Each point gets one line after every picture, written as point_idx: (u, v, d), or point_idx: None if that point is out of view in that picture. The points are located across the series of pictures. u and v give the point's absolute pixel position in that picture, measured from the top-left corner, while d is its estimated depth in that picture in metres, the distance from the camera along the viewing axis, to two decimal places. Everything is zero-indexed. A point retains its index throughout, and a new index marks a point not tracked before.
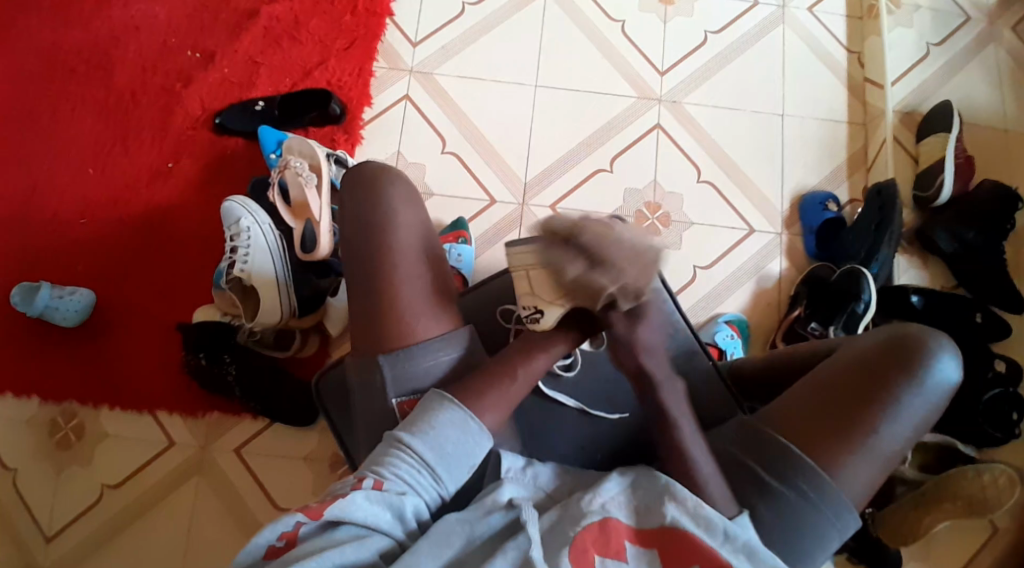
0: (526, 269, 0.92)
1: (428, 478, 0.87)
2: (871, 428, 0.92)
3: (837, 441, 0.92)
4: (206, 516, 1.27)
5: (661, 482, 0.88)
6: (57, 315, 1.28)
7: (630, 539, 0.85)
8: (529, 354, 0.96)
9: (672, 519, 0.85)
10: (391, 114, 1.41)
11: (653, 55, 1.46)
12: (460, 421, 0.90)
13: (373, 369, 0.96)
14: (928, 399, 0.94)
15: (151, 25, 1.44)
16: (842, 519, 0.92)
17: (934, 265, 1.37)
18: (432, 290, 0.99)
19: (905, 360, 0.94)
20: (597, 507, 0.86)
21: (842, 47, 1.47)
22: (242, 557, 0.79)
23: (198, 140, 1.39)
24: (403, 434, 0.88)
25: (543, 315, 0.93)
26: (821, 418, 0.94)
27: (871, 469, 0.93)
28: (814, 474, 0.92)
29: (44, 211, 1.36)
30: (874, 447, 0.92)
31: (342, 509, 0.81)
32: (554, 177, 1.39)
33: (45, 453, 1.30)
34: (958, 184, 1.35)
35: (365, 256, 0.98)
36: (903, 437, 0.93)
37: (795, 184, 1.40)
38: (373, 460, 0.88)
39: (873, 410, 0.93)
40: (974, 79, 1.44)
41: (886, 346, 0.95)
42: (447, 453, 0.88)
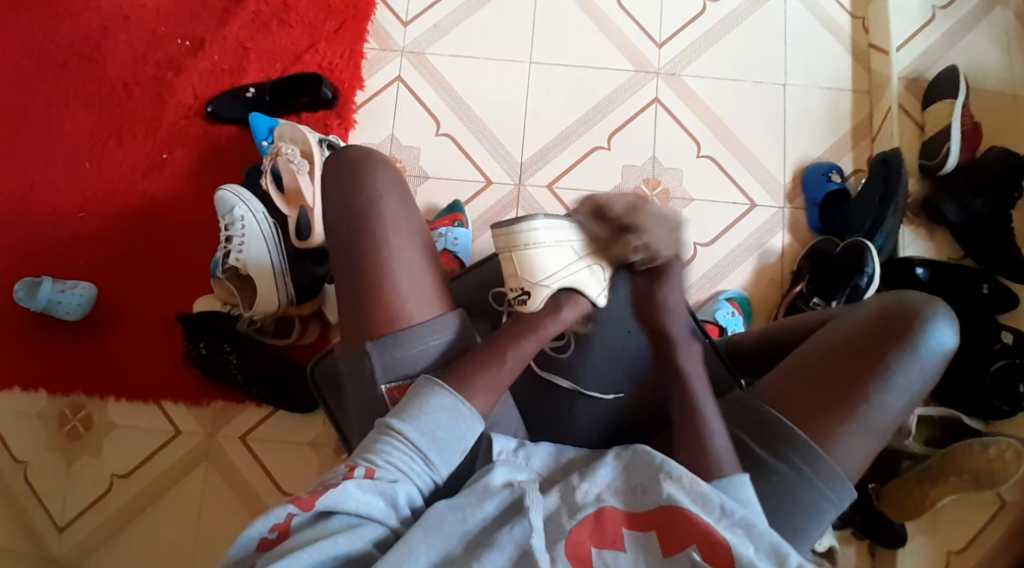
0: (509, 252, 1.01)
1: (421, 464, 0.88)
2: (864, 400, 0.91)
3: (831, 414, 0.92)
4: (214, 503, 1.30)
5: (655, 462, 0.87)
6: (60, 309, 1.30)
7: (627, 526, 0.84)
8: (516, 338, 0.97)
9: (668, 497, 0.84)
10: (384, 96, 1.39)
11: (650, 27, 1.42)
12: (451, 407, 0.90)
13: (364, 356, 0.96)
14: (923, 370, 0.93)
15: (140, 14, 1.42)
16: (837, 493, 0.91)
17: (941, 235, 1.34)
18: (420, 278, 0.98)
19: (899, 331, 0.93)
20: (591, 499, 0.86)
21: (846, 12, 1.43)
22: (236, 550, 0.79)
23: (191, 129, 1.38)
24: (393, 421, 0.89)
25: (530, 297, 1.00)
26: (816, 392, 0.93)
27: (865, 442, 0.92)
28: (808, 448, 0.91)
29: (42, 206, 1.36)
30: (866, 420, 0.91)
31: (334, 499, 0.81)
32: (551, 156, 1.37)
33: (56, 445, 1.32)
34: (964, 153, 1.31)
35: (351, 250, 0.97)
36: (899, 409, 0.92)
37: (799, 156, 1.38)
38: (364, 447, 0.89)
39: (866, 382, 0.92)
40: (983, 42, 1.39)
41: (878, 317, 0.95)
42: (437, 439, 0.89)
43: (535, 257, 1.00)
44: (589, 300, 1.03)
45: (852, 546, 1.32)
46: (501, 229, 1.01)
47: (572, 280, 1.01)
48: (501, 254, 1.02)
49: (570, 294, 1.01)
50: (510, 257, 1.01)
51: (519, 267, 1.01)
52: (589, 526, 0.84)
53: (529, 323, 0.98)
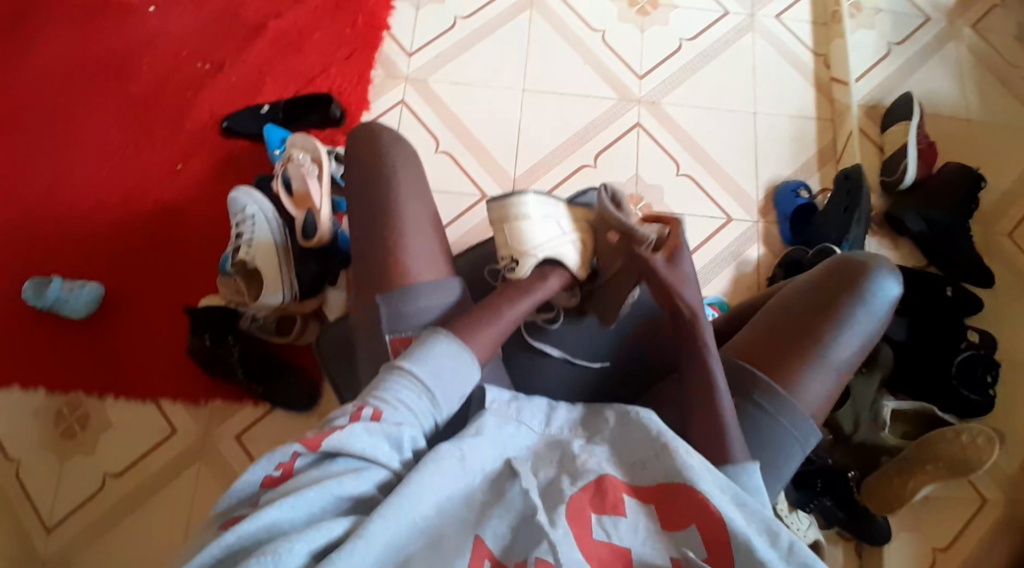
0: (501, 222, 1.03)
1: (425, 403, 0.89)
2: (819, 341, 0.96)
3: (790, 355, 0.96)
4: (206, 500, 1.31)
5: (655, 437, 0.88)
6: (67, 306, 1.35)
7: (627, 493, 0.85)
8: (512, 297, 0.99)
9: (670, 476, 0.86)
10: (388, 118, 1.49)
11: (632, 61, 1.55)
12: (454, 353, 0.92)
13: (369, 314, 0.99)
14: (873, 314, 0.98)
15: (162, 39, 1.53)
16: (800, 428, 0.94)
17: (904, 246, 1.44)
18: (424, 249, 0.99)
19: (847, 280, 0.98)
20: (593, 467, 0.87)
21: (809, 50, 1.57)
22: (243, 486, 0.83)
23: (206, 142, 1.47)
24: (400, 362, 0.91)
25: (518, 264, 1.02)
26: (777, 337, 0.97)
27: (826, 381, 0.95)
28: (772, 389, 0.94)
29: (57, 209, 1.42)
30: (825, 360, 0.95)
31: (341, 440, 0.84)
32: (543, 172, 1.47)
33: (50, 442, 1.34)
34: (922, 169, 1.43)
35: (364, 219, 1.01)
36: (852, 353, 0.96)
37: (770, 176, 1.49)
38: (371, 387, 0.90)
39: (821, 327, 0.96)
40: (934, 74, 1.54)
41: (828, 269, 1.00)
42: (442, 381, 0.91)
43: (521, 228, 1.02)
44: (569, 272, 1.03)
45: (840, 545, 1.34)
46: (496, 202, 1.03)
47: (554, 252, 1.02)
48: (493, 227, 1.04)
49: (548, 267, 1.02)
50: (502, 228, 1.03)
51: (509, 236, 1.02)
52: (590, 492, 0.84)
53: (520, 285, 1.01)
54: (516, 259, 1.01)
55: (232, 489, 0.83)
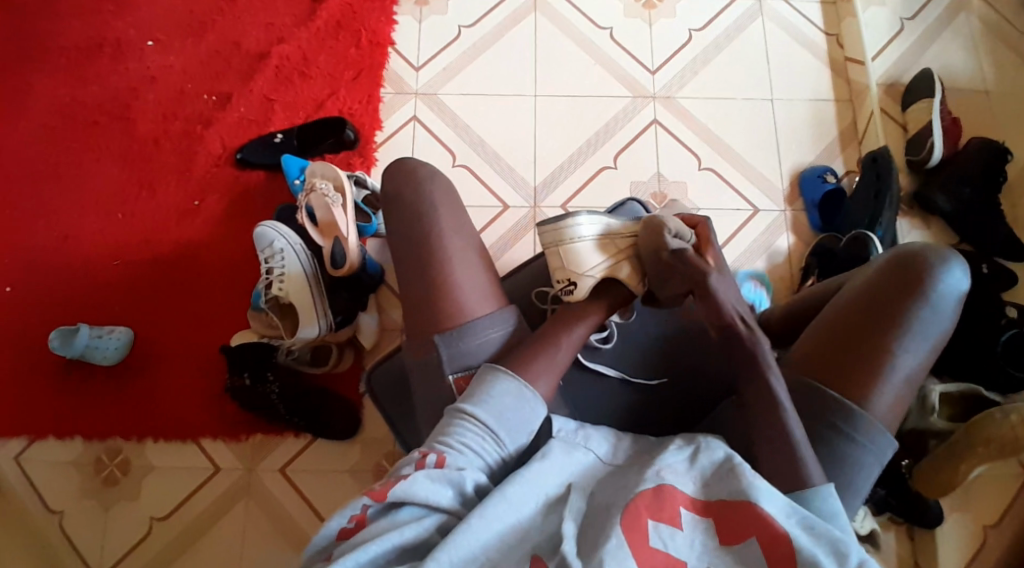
0: (555, 247, 1.03)
1: (491, 444, 0.89)
2: (887, 351, 0.95)
3: (858, 369, 0.96)
4: (255, 536, 1.30)
5: (724, 460, 0.87)
6: (97, 355, 1.33)
7: (685, 505, 0.84)
8: (568, 326, 0.99)
9: (733, 494, 0.84)
10: (402, 135, 1.47)
11: (642, 57, 1.52)
12: (516, 391, 0.92)
13: (414, 357, 0.98)
14: (939, 313, 0.96)
15: (165, 74, 1.50)
16: (877, 443, 0.94)
17: (936, 225, 1.43)
18: (475, 285, 0.99)
19: (909, 282, 0.97)
20: (652, 475, 0.86)
21: (821, 32, 1.54)
22: (319, 541, 0.83)
23: (220, 177, 1.45)
24: (464, 406, 0.90)
25: (577, 286, 1.02)
26: (843, 350, 0.97)
27: (897, 390, 0.95)
28: (846, 408, 0.94)
29: (78, 258, 1.41)
30: (894, 370, 0.95)
31: (405, 489, 0.83)
32: (564, 178, 1.45)
33: (93, 491, 1.33)
34: (948, 145, 1.41)
35: (404, 255, 1.00)
36: (921, 357, 0.96)
37: (793, 163, 1.47)
38: (436, 434, 0.90)
39: (888, 337, 0.95)
40: (949, 48, 1.51)
41: (887, 270, 0.99)
42: (506, 421, 0.90)
43: (576, 251, 1.03)
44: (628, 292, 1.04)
45: (892, 531, 1.34)
46: (548, 225, 1.05)
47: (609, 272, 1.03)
48: (548, 251, 1.05)
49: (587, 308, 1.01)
50: (556, 252, 1.04)
51: (563, 260, 1.03)
52: (648, 497, 0.83)
53: (576, 312, 1.01)
54: (574, 282, 1.02)
55: (307, 548, 0.84)
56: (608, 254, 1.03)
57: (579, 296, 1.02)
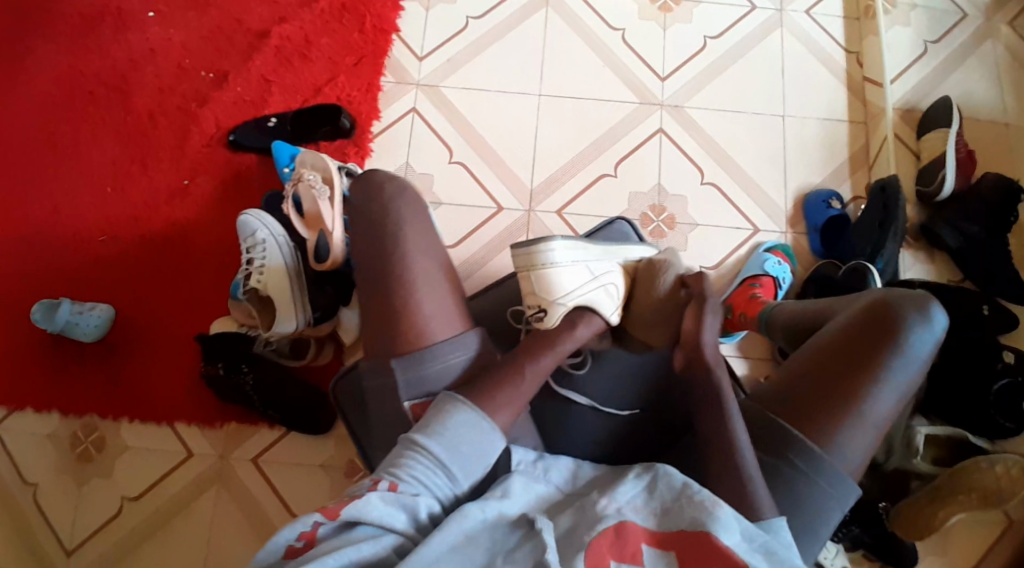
0: (527, 271, 1.05)
1: (442, 477, 0.89)
2: (859, 396, 0.93)
3: (828, 411, 0.93)
4: (224, 524, 1.30)
5: (678, 486, 0.88)
6: (78, 331, 1.31)
7: (646, 541, 0.84)
8: (534, 355, 0.98)
9: (691, 524, 0.85)
10: (400, 126, 1.44)
11: (654, 62, 1.47)
12: (474, 422, 0.91)
13: (382, 381, 0.97)
14: (915, 362, 0.94)
15: (164, 47, 1.47)
16: (839, 489, 0.92)
17: (940, 259, 1.38)
18: (437, 305, 0.99)
19: (883, 330, 0.95)
20: (613, 512, 0.86)
21: (840, 47, 1.49)
22: (264, 553, 0.81)
23: (212, 158, 1.42)
24: (418, 436, 0.90)
25: (545, 314, 1.04)
26: (814, 391, 0.94)
27: (865, 437, 0.93)
28: (808, 452, 0.92)
29: (65, 230, 1.39)
30: (864, 416, 0.93)
31: (359, 509, 0.82)
32: (562, 183, 1.41)
33: (67, 466, 1.32)
34: (960, 178, 1.35)
35: (368, 265, 1.00)
36: (889, 407, 0.94)
37: (799, 184, 1.42)
38: (389, 462, 0.90)
39: (857, 384, 0.93)
40: (972, 75, 1.45)
41: (867, 313, 0.97)
42: (461, 452, 0.90)
43: (551, 277, 1.04)
44: (603, 318, 1.05)
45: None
46: (521, 248, 1.05)
47: (586, 299, 1.04)
48: (519, 274, 1.06)
49: (585, 311, 1.04)
50: (528, 276, 1.06)
51: (536, 285, 1.04)
52: (609, 537, 0.83)
53: (545, 340, 1.00)
54: (543, 309, 1.03)
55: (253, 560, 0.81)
56: (583, 283, 1.05)
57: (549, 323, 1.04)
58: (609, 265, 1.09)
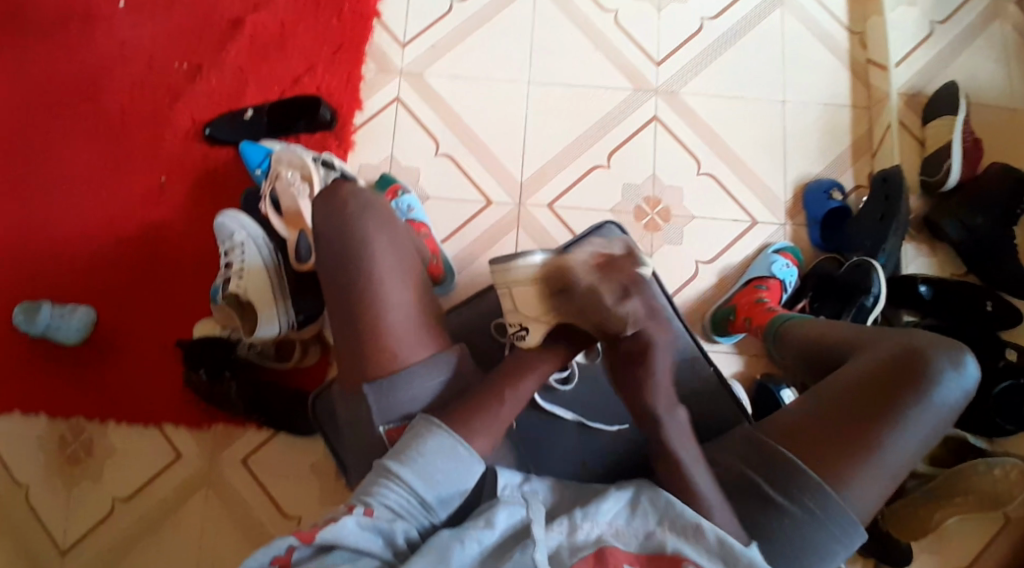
0: (507, 287, 0.98)
1: (417, 504, 0.86)
2: (877, 441, 0.91)
3: (843, 453, 0.91)
4: (216, 525, 1.28)
5: (662, 502, 0.87)
6: (60, 334, 1.29)
7: (630, 562, 0.83)
8: (513, 377, 0.96)
9: (673, 548, 0.84)
10: (383, 117, 1.39)
11: (648, 45, 1.42)
12: (449, 447, 0.89)
13: (360, 398, 0.95)
14: (938, 414, 0.92)
15: (139, 38, 1.43)
16: (847, 533, 0.90)
17: (943, 252, 1.34)
18: (416, 318, 0.97)
19: (911, 372, 0.93)
20: (592, 539, 0.83)
21: (843, 28, 1.43)
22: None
23: (192, 153, 1.39)
24: (392, 463, 0.87)
25: (529, 332, 0.98)
26: (830, 431, 0.92)
27: (880, 483, 0.91)
28: (819, 489, 0.90)
29: (44, 229, 1.36)
30: (881, 463, 0.90)
31: (334, 532, 0.80)
32: (552, 174, 1.37)
33: (55, 470, 1.30)
34: (966, 169, 1.30)
35: (337, 284, 0.97)
36: (912, 452, 0.91)
37: (798, 174, 1.37)
38: (363, 489, 0.87)
39: (881, 425, 0.91)
40: (979, 58, 1.40)
41: (894, 359, 0.95)
42: (437, 479, 0.87)
43: (536, 291, 0.97)
44: (598, 333, 1.00)
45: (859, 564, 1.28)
46: (499, 263, 0.98)
47: None
48: (498, 290, 0.99)
49: (576, 326, 0.98)
50: (508, 292, 0.99)
51: (519, 301, 0.97)
52: (591, 563, 0.81)
53: (522, 362, 0.97)
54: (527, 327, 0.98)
55: None
56: None
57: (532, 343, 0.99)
58: None
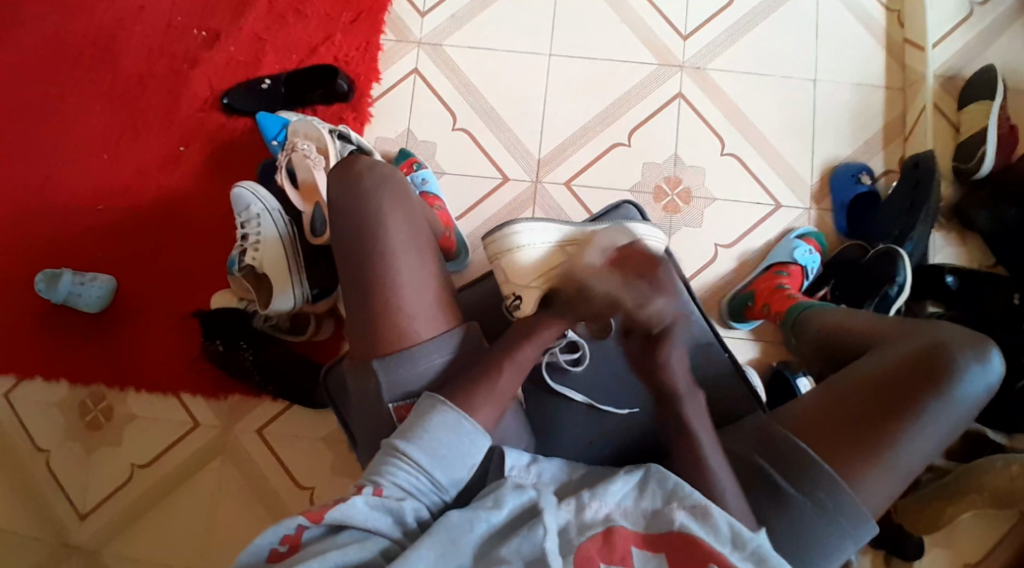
0: (499, 256, 1.06)
1: (427, 483, 0.86)
2: (892, 437, 0.89)
3: (857, 448, 0.89)
4: (231, 493, 1.30)
5: (669, 485, 0.85)
6: (80, 301, 1.30)
7: (637, 544, 0.82)
8: (515, 347, 0.96)
9: (681, 525, 0.83)
10: (402, 89, 1.37)
11: (675, 19, 1.37)
12: (454, 424, 0.89)
13: (369, 376, 0.95)
14: (956, 411, 0.90)
15: (156, 4, 1.41)
16: (858, 527, 0.88)
17: (972, 241, 1.30)
18: (430, 297, 0.96)
19: (931, 365, 0.91)
20: (600, 518, 0.83)
21: (880, 4, 1.37)
22: (246, 557, 0.79)
23: (208, 122, 1.38)
24: (398, 442, 0.87)
25: (522, 301, 1.04)
26: (845, 424, 0.91)
27: (893, 480, 0.89)
28: (830, 483, 0.89)
29: (64, 196, 1.37)
30: (896, 458, 0.89)
31: (343, 512, 0.81)
32: (571, 152, 1.34)
33: (76, 434, 1.33)
34: (1001, 155, 1.26)
35: (350, 262, 0.96)
36: (930, 447, 0.89)
37: (826, 156, 1.33)
38: (372, 468, 0.87)
39: (896, 421, 0.89)
40: (1022, 38, 1.34)
41: (914, 354, 0.92)
42: (443, 456, 0.87)
43: (523, 260, 1.04)
44: None
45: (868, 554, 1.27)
46: (490, 236, 1.07)
47: (563, 280, 1.03)
48: (491, 262, 1.07)
49: (565, 292, 1.02)
50: (500, 263, 1.07)
51: (509, 272, 1.05)
52: (598, 544, 0.81)
53: (524, 331, 0.98)
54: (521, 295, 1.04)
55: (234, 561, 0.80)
56: (561, 265, 1.04)
57: (526, 313, 1.04)
58: (591, 244, 1.08)
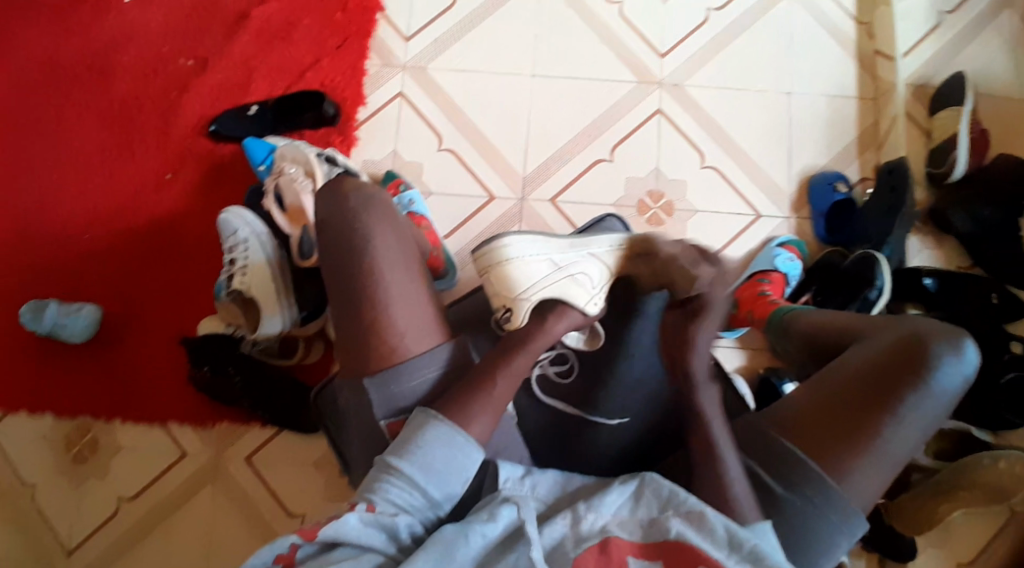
0: (488, 269, 1.07)
1: (420, 498, 0.86)
2: (876, 430, 0.90)
3: (843, 443, 0.90)
4: (221, 522, 1.28)
5: (664, 492, 0.85)
6: (65, 332, 1.28)
7: (634, 554, 0.82)
8: (506, 359, 0.96)
9: (676, 533, 0.82)
10: (387, 112, 1.38)
11: (653, 38, 1.41)
12: (447, 438, 0.88)
13: (362, 392, 0.94)
14: (937, 402, 0.91)
15: (141, 33, 1.42)
16: (849, 522, 0.89)
17: (949, 245, 1.33)
18: (420, 312, 0.96)
19: (911, 357, 0.92)
20: (596, 529, 0.83)
21: (850, 18, 1.42)
22: None
23: (193, 149, 1.38)
24: (393, 459, 0.87)
25: (512, 312, 1.04)
26: (829, 420, 0.92)
27: (881, 473, 0.90)
28: (819, 479, 0.90)
29: (47, 226, 1.36)
30: (881, 452, 0.90)
31: (337, 530, 0.80)
32: (556, 169, 1.36)
33: (62, 468, 1.30)
34: (972, 160, 1.30)
35: (340, 279, 0.96)
36: (914, 440, 0.90)
37: (803, 166, 1.36)
38: (366, 485, 0.87)
39: (879, 414, 0.90)
40: (987, 49, 1.39)
41: (893, 348, 0.94)
42: (436, 471, 0.87)
43: (511, 272, 1.05)
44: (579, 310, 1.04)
45: (863, 558, 1.27)
46: (479, 250, 1.08)
47: (548, 292, 1.03)
48: (482, 276, 1.09)
49: (550, 303, 1.02)
50: (490, 276, 1.08)
51: (498, 285, 1.06)
52: (595, 554, 0.81)
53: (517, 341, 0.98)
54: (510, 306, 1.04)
55: None
56: (548, 277, 1.05)
57: (514, 325, 1.04)
58: (577, 256, 1.09)
